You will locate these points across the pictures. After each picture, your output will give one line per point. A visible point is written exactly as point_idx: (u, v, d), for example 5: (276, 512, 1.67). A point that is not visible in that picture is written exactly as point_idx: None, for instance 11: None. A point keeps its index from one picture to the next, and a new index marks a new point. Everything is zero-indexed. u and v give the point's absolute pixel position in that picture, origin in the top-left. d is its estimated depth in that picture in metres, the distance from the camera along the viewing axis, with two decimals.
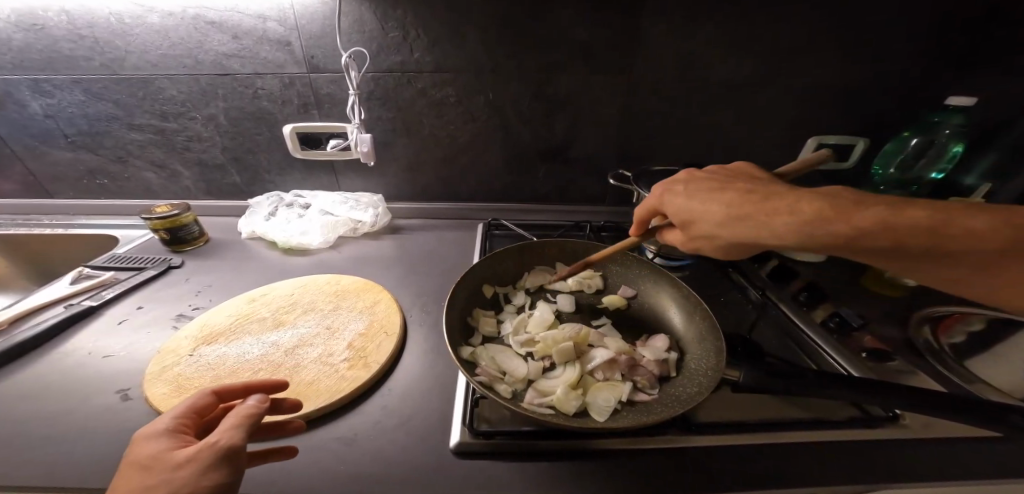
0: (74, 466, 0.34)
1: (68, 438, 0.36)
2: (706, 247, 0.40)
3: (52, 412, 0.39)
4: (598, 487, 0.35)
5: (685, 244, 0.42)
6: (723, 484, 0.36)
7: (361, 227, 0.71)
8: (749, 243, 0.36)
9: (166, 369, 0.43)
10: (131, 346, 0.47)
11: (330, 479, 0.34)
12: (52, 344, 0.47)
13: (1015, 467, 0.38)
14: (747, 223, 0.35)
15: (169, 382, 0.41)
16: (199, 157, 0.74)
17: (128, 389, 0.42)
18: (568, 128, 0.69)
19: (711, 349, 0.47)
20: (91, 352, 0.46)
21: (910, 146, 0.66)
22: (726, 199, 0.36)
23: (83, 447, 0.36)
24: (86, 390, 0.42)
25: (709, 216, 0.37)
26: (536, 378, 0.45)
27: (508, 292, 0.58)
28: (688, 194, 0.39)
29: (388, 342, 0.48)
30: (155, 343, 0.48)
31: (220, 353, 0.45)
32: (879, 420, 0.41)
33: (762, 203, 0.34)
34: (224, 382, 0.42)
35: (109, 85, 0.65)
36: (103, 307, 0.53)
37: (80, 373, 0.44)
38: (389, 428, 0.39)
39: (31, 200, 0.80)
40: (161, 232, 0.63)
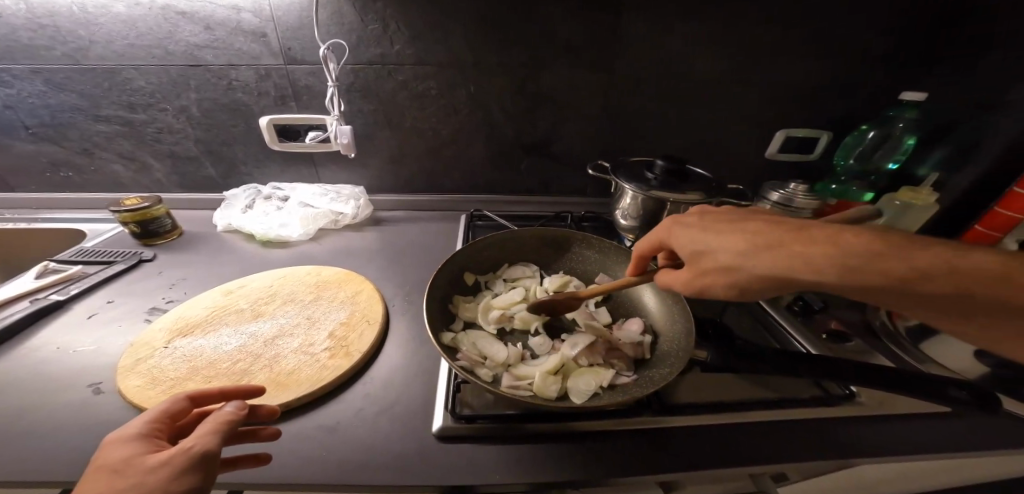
0: (44, 459, 0.33)
1: (34, 433, 0.35)
2: (711, 289, 0.36)
3: (19, 406, 0.38)
4: (573, 468, 0.36)
5: (683, 283, 0.38)
6: (692, 464, 0.37)
7: (343, 219, 0.69)
8: (783, 279, 0.31)
9: (140, 361, 0.42)
10: (101, 340, 0.46)
11: (310, 465, 0.34)
12: (17, 339, 0.46)
13: (961, 439, 0.41)
14: (783, 252, 0.31)
15: (144, 375, 0.41)
16: (170, 149, 0.72)
17: (101, 382, 0.41)
18: (549, 122, 0.70)
19: (682, 333, 0.49)
20: (61, 347, 0.45)
21: (867, 140, 0.71)
22: (746, 231, 0.34)
23: (51, 442, 0.34)
24: (55, 384, 0.40)
25: (730, 247, 0.34)
26: (516, 364, 0.45)
27: (487, 280, 0.58)
28: (701, 224, 0.37)
29: (369, 332, 0.48)
30: (128, 337, 0.47)
31: (196, 345, 0.44)
32: (836, 398, 0.44)
33: (791, 236, 0.32)
34: (200, 374, 0.41)
35: (72, 75, 0.63)
36: (70, 302, 0.51)
37: (48, 367, 0.42)
38: (371, 415, 0.39)
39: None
40: (131, 225, 0.60)
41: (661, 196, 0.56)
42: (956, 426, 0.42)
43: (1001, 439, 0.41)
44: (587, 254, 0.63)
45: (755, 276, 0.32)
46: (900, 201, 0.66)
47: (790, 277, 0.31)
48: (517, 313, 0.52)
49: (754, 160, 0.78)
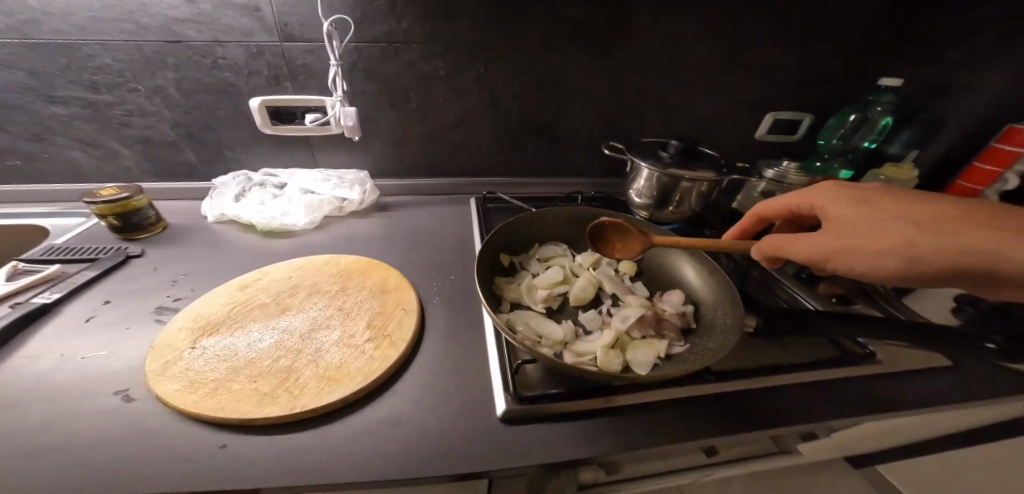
0: (84, 477, 0.29)
1: (61, 452, 0.31)
2: (856, 258, 0.37)
3: (31, 422, 0.33)
4: (636, 441, 0.37)
5: (820, 250, 0.39)
6: (744, 428, 0.39)
7: (348, 205, 0.64)
8: (966, 254, 0.34)
9: (168, 365, 0.38)
10: (109, 345, 0.41)
11: (387, 458, 0.33)
12: (5, 348, 0.40)
13: (968, 386, 0.45)
14: (977, 230, 0.35)
15: (179, 378, 0.37)
16: (142, 134, 0.64)
17: (128, 388, 0.37)
18: (558, 103, 0.70)
19: (724, 301, 0.47)
20: (60, 354, 0.40)
21: (847, 123, 0.75)
22: (925, 207, 0.37)
23: (86, 459, 0.30)
24: (69, 394, 0.36)
25: (913, 218, 0.37)
26: (572, 340, 0.43)
27: (521, 258, 0.53)
28: (872, 196, 0.40)
29: (409, 318, 0.46)
30: (141, 340, 0.42)
31: (227, 344, 0.41)
32: (860, 358, 0.46)
33: (975, 218, 0.36)
34: (242, 373, 0.38)
35: (19, 50, 0.54)
36: (58, 306, 0.45)
37: (51, 376, 0.37)
38: (429, 403, 0.38)
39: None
40: (109, 217, 0.54)
41: (678, 174, 0.57)
42: (962, 376, 0.46)
43: (993, 382, 0.46)
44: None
45: (925, 255, 0.35)
46: (885, 176, 0.69)
47: (977, 252, 0.34)
48: (562, 290, 0.48)
49: (752, 142, 0.81)
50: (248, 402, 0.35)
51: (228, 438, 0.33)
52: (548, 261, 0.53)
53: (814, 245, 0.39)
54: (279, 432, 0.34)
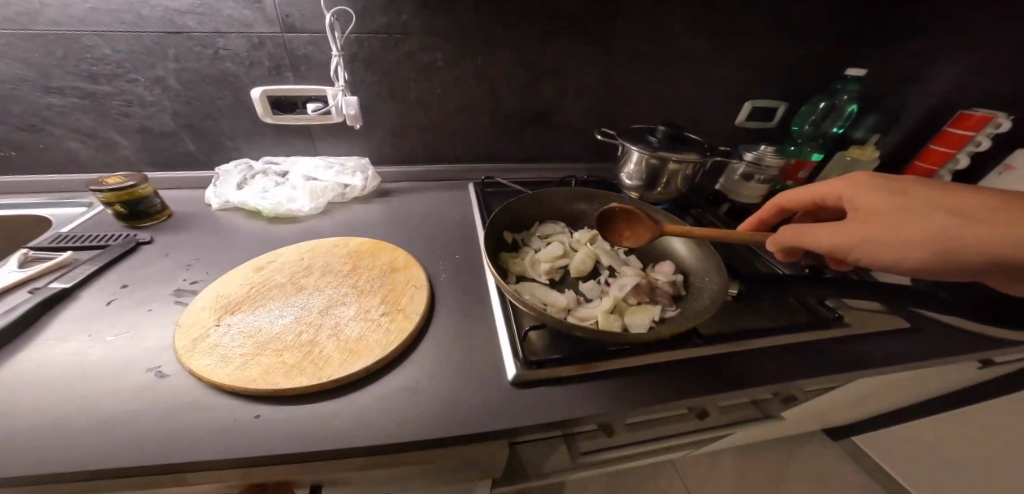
0: (139, 444, 0.33)
1: (112, 422, 0.34)
2: (874, 250, 0.40)
3: (79, 397, 0.36)
4: (624, 399, 0.42)
5: (839, 241, 0.42)
6: (721, 385, 0.44)
7: (350, 192, 0.66)
8: (985, 240, 0.37)
9: (197, 342, 0.41)
10: (137, 326, 0.44)
11: (406, 422, 0.37)
12: (33, 331, 0.42)
13: (927, 345, 0.51)
14: (992, 218, 0.37)
15: (210, 353, 0.40)
16: (142, 124, 0.64)
17: (161, 365, 0.40)
18: (553, 92, 0.72)
19: (711, 269, 0.51)
20: (91, 336, 0.42)
21: (818, 109, 0.81)
22: (938, 198, 0.40)
23: (135, 428, 0.34)
24: (108, 370, 0.39)
25: (930, 209, 0.39)
26: (573, 307, 0.45)
27: (522, 236, 0.54)
28: (889, 188, 0.43)
29: (420, 294, 0.49)
30: (167, 323, 0.45)
31: (250, 321, 0.44)
32: (832, 321, 0.51)
33: (989, 207, 0.38)
34: (269, 349, 0.41)
35: (15, 42, 0.54)
36: (77, 291, 0.47)
37: (85, 355, 0.40)
38: (442, 373, 0.42)
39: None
40: (116, 206, 0.55)
41: (666, 156, 0.60)
42: (921, 336, 0.52)
43: (946, 341, 0.51)
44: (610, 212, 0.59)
45: (945, 241, 0.38)
46: (849, 157, 0.74)
47: (995, 238, 0.36)
48: (563, 264, 0.51)
49: (735, 130, 0.85)
50: (278, 374, 0.38)
51: (261, 409, 0.37)
52: (548, 237, 0.55)
53: (832, 236, 0.42)
54: (308, 402, 0.38)
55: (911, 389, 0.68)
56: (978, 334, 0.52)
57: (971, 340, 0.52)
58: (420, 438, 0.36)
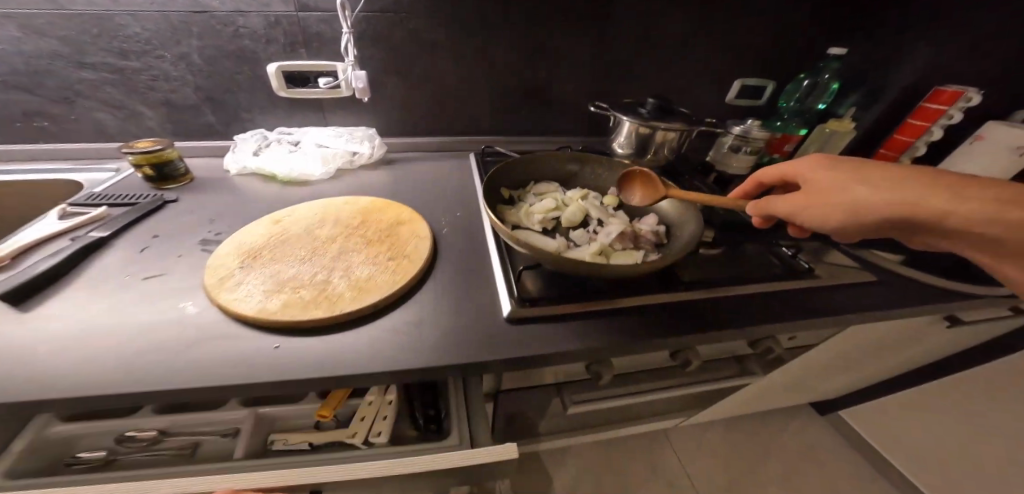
0: (175, 367, 0.37)
1: (151, 348, 0.39)
2: (813, 215, 0.45)
3: (121, 326, 0.41)
4: (610, 334, 0.46)
5: (785, 208, 0.47)
6: (700, 325, 0.48)
7: (358, 159, 0.71)
8: (901, 210, 0.39)
9: (224, 281, 0.46)
10: (171, 270, 0.49)
11: (408, 352, 0.41)
12: (77, 272, 0.47)
13: (887, 297, 0.55)
14: (913, 189, 0.39)
15: (235, 290, 0.45)
16: (166, 97, 0.69)
17: (192, 302, 0.45)
18: (549, 69, 0.76)
19: (690, 219, 0.54)
20: (131, 276, 0.47)
21: (802, 87, 0.84)
22: (878, 171, 0.42)
23: (170, 355, 0.39)
24: (145, 304, 0.44)
25: (862, 182, 0.42)
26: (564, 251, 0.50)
27: (518, 192, 0.59)
28: (836, 164, 0.45)
29: (423, 244, 0.52)
30: (197, 268, 0.50)
31: (272, 264, 0.49)
32: (804, 273, 0.56)
33: (916, 180, 0.39)
34: (288, 286, 0.46)
35: (55, 21, 0.59)
36: (114, 239, 0.52)
37: (126, 291, 0.45)
38: (442, 312, 0.46)
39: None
40: (145, 168, 0.60)
41: (655, 125, 0.64)
42: (882, 289, 0.57)
43: (907, 294, 0.56)
44: (600, 172, 0.63)
45: (863, 214, 0.41)
46: (829, 129, 0.80)
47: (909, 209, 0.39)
48: (555, 215, 0.55)
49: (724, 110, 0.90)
50: (295, 310, 0.43)
51: (279, 341, 0.42)
52: (542, 194, 0.59)
53: (781, 204, 0.47)
54: (320, 334, 0.42)
55: (881, 347, 0.73)
56: (941, 287, 0.58)
57: (929, 295, 0.57)
58: (416, 368, 0.40)
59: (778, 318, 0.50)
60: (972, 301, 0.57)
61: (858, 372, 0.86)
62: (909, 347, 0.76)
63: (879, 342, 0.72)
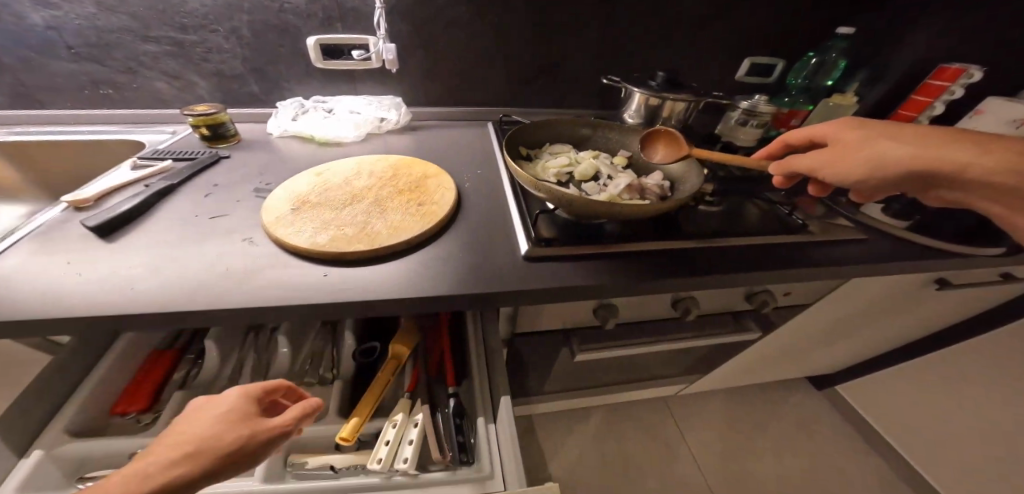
0: (243, 288, 0.45)
1: (225, 272, 0.47)
2: (841, 167, 0.47)
3: (196, 255, 0.49)
4: (618, 271, 0.51)
5: (812, 163, 0.49)
6: (700, 267, 0.53)
7: (386, 124, 0.77)
8: (929, 167, 0.42)
9: (278, 219, 0.53)
10: (231, 211, 0.56)
11: (438, 279, 0.47)
12: (152, 212, 0.55)
13: (876, 253, 0.60)
14: (943, 148, 0.42)
15: (288, 228, 0.51)
16: (217, 68, 0.76)
17: (251, 237, 0.52)
18: (564, 45, 0.81)
19: (692, 176, 0.60)
20: (200, 216, 0.55)
21: (811, 65, 0.88)
22: (910, 133, 0.44)
23: (239, 281, 0.46)
24: (216, 237, 0.52)
25: (897, 141, 0.44)
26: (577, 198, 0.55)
27: (535, 151, 0.65)
28: (871, 125, 0.46)
29: (449, 194, 0.58)
30: (253, 210, 0.57)
31: (318, 206, 0.55)
32: (797, 229, 0.61)
33: (943, 139, 0.42)
34: (333, 225, 0.52)
35: None
36: (180, 187, 0.60)
37: (197, 227, 0.53)
38: (469, 249, 0.52)
39: (10, 111, 0.74)
40: (201, 129, 0.67)
41: (662, 96, 0.69)
42: (870, 246, 0.61)
43: (894, 252, 0.61)
44: (610, 136, 0.70)
45: (894, 169, 0.44)
46: (832, 103, 0.85)
47: (936, 165, 0.42)
48: (569, 171, 0.61)
49: (731, 88, 0.94)
50: (340, 244, 0.49)
51: (328, 270, 0.48)
52: (557, 153, 0.65)
53: (807, 159, 0.49)
54: (362, 266, 0.49)
55: (872, 309, 0.78)
56: (931, 246, 0.62)
57: (919, 254, 0.61)
58: (444, 296, 0.45)
59: (775, 267, 0.54)
60: (958, 260, 0.62)
61: (851, 337, 0.91)
62: (900, 312, 0.81)
63: (871, 304, 0.76)
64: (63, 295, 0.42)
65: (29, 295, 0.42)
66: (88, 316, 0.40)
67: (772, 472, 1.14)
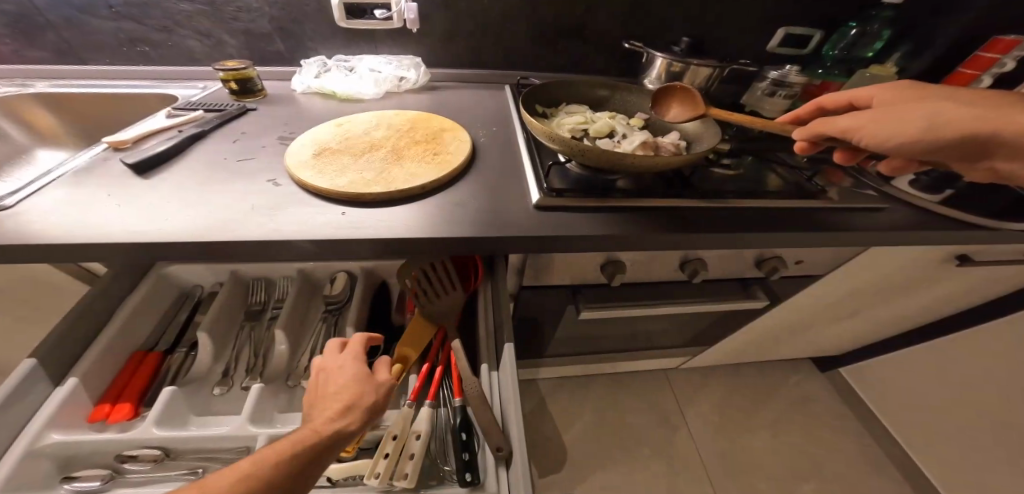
0: (265, 223, 0.47)
1: (251, 207, 0.49)
2: (884, 127, 0.43)
3: (225, 191, 0.52)
4: (627, 224, 0.51)
5: (851, 123, 0.45)
6: (711, 224, 0.53)
7: (405, 83, 0.79)
8: (980, 133, 0.39)
9: (301, 162, 0.55)
10: (258, 157, 0.59)
11: (455, 222, 0.49)
12: (183, 154, 0.58)
13: (894, 222, 0.59)
14: (999, 115, 0.39)
15: (310, 170, 0.54)
16: (246, 27, 0.78)
17: (276, 179, 0.55)
18: (585, 7, 0.81)
19: (709, 136, 0.60)
20: (229, 160, 0.58)
21: (850, 36, 0.85)
22: (962, 99, 0.41)
23: (262, 217, 0.48)
24: (244, 178, 0.55)
25: (948, 107, 0.40)
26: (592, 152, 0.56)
27: (550, 110, 0.66)
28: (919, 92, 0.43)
29: (464, 146, 0.60)
30: (278, 157, 0.60)
31: (339, 152, 0.58)
32: (816, 194, 0.60)
33: (1001, 106, 0.39)
34: (353, 169, 0.54)
35: None
36: (210, 134, 0.63)
37: (227, 169, 0.56)
38: (484, 197, 0.54)
39: (56, 66, 0.78)
40: (231, 83, 0.71)
41: (682, 61, 0.69)
42: (888, 214, 0.60)
43: (914, 222, 0.59)
44: (627, 99, 0.71)
45: (940, 135, 0.40)
46: (871, 73, 0.81)
47: (988, 131, 0.39)
48: (584, 127, 0.62)
49: (755, 58, 0.92)
50: (356, 187, 0.51)
51: (345, 210, 0.50)
52: (572, 113, 0.66)
53: (845, 120, 0.45)
54: (382, 206, 0.51)
55: (886, 284, 0.76)
56: (942, 216, 0.61)
57: (942, 224, 0.59)
58: (459, 237, 0.47)
59: (787, 228, 0.54)
60: (981, 233, 0.60)
61: (860, 314, 0.91)
62: (911, 289, 0.80)
63: (884, 279, 0.75)
64: (104, 223, 0.45)
65: (73, 223, 0.44)
66: (127, 242, 0.42)
67: (772, 452, 1.15)
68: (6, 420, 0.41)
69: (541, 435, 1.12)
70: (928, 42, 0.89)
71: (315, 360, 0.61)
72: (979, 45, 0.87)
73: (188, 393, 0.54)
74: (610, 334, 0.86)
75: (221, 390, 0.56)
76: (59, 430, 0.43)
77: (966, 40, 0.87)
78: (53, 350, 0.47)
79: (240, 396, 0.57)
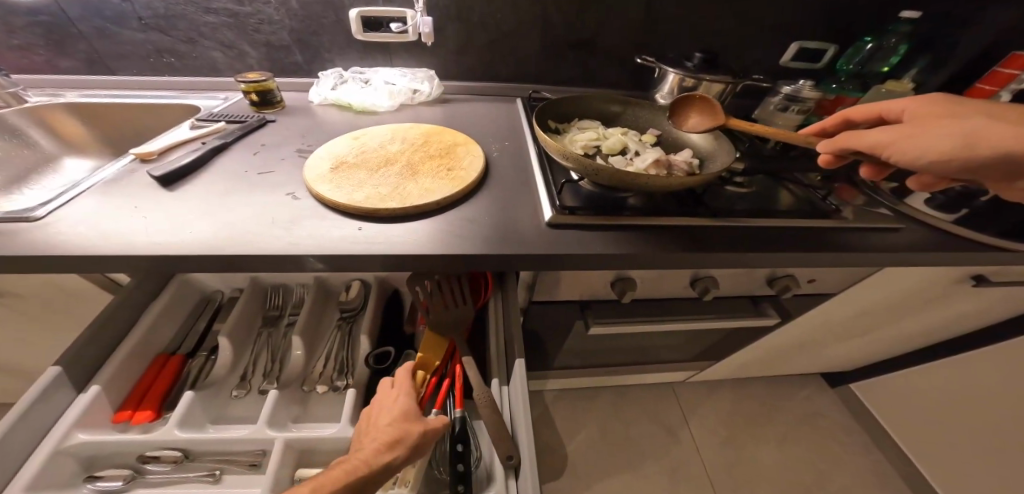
0: (284, 236, 0.48)
1: (269, 219, 0.51)
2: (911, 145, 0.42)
3: (246, 204, 0.53)
4: (638, 241, 0.52)
5: (876, 140, 0.44)
6: (722, 244, 0.53)
7: (419, 95, 0.80)
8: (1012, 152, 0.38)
9: (319, 175, 0.57)
10: (278, 169, 0.61)
11: (468, 238, 0.50)
12: (206, 166, 0.60)
13: (910, 242, 0.58)
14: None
15: (329, 184, 0.55)
16: (266, 39, 0.80)
17: (294, 192, 0.56)
18: (599, 20, 0.81)
19: (722, 154, 0.60)
20: (250, 172, 0.60)
21: (865, 51, 0.84)
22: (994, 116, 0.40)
23: (280, 230, 0.49)
24: (264, 190, 0.56)
25: (978, 124, 0.40)
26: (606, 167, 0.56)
27: (563, 125, 0.67)
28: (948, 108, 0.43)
29: (477, 161, 0.61)
30: (297, 169, 0.61)
31: (356, 166, 0.59)
32: (828, 213, 0.60)
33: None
34: (370, 183, 0.56)
35: None
36: (231, 145, 0.65)
37: (249, 180, 0.58)
38: (497, 213, 0.55)
39: (87, 76, 0.82)
40: (252, 95, 0.73)
41: (694, 77, 0.69)
42: (905, 234, 0.59)
43: (931, 242, 0.58)
44: (639, 114, 0.71)
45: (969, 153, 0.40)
46: (887, 89, 0.80)
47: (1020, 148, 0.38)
48: (597, 144, 0.62)
49: (769, 71, 0.91)
50: (373, 202, 0.52)
51: (362, 225, 0.51)
52: (584, 128, 0.66)
53: (869, 137, 0.45)
54: (397, 221, 0.52)
55: (902, 301, 0.75)
56: (959, 236, 0.60)
57: (959, 245, 0.58)
58: (472, 253, 0.48)
59: (799, 248, 0.54)
60: (1000, 254, 0.59)
61: (875, 331, 0.89)
62: (928, 307, 0.78)
63: (900, 297, 0.74)
64: (133, 234, 0.46)
65: (103, 234, 0.46)
66: (153, 254, 0.44)
67: (782, 466, 1.13)
68: (33, 421, 0.43)
69: (548, 443, 1.12)
70: (948, 56, 0.87)
71: (329, 367, 0.62)
72: (1002, 59, 0.85)
73: (206, 397, 0.56)
74: (621, 347, 0.86)
75: (239, 393, 0.57)
76: (85, 430, 0.45)
77: (987, 54, 0.85)
78: (78, 354, 0.48)
79: (256, 399, 0.58)
